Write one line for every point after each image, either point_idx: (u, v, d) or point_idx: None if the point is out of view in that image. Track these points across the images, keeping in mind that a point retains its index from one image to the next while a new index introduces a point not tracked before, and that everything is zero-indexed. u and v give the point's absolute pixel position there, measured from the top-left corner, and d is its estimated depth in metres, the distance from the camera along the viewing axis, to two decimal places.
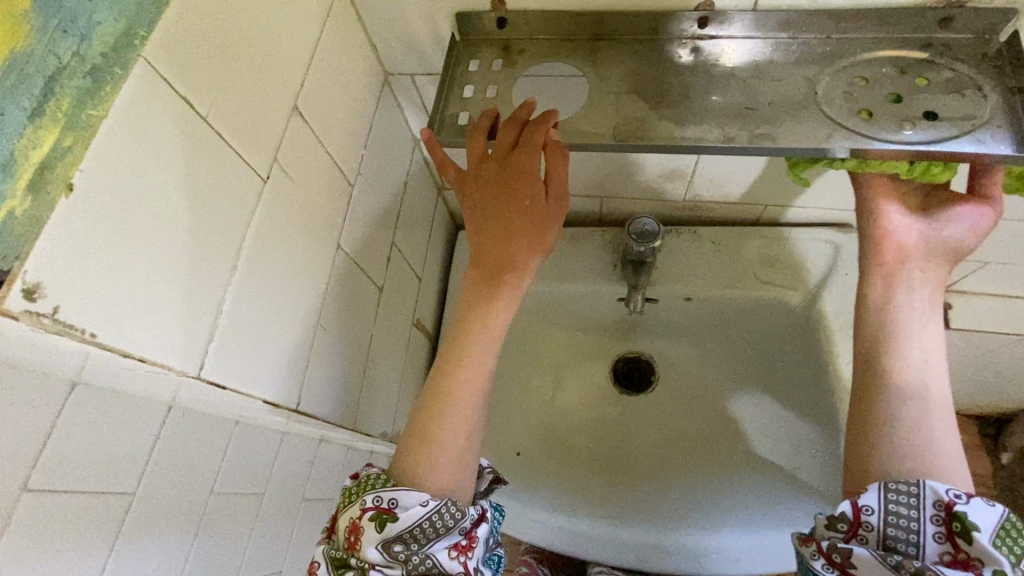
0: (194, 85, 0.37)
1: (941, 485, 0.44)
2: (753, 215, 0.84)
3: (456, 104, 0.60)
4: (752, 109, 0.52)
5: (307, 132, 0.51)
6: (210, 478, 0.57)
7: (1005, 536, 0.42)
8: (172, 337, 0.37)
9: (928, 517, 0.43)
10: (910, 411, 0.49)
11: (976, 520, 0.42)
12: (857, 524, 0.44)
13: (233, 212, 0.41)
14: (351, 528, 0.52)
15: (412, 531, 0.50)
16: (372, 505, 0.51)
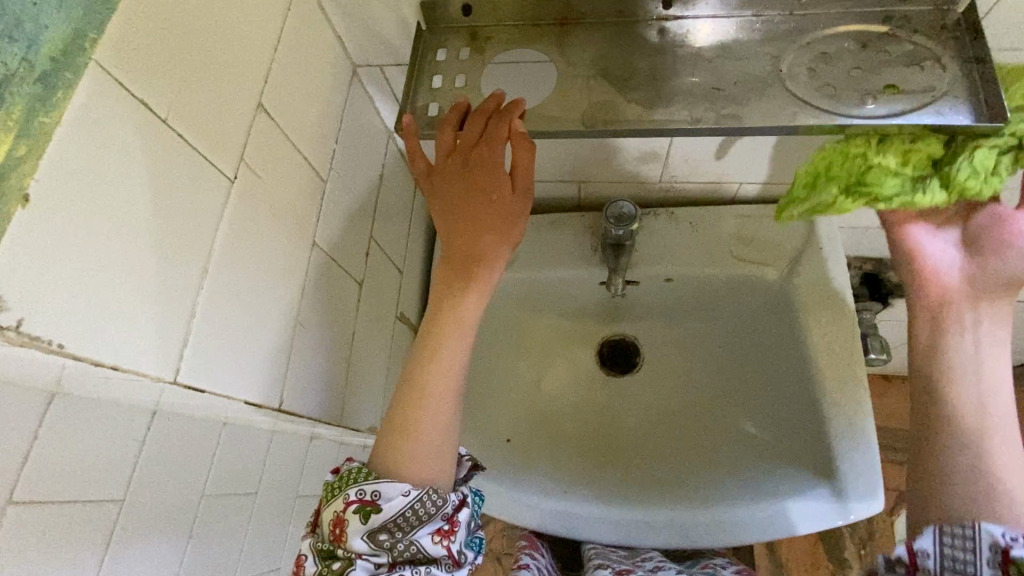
0: (151, 87, 0.36)
1: (999, 528, 0.39)
2: (729, 194, 0.85)
3: (426, 95, 0.59)
4: (719, 89, 0.53)
5: (274, 129, 0.50)
6: (201, 479, 0.53)
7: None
8: (145, 343, 0.37)
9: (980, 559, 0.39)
10: (964, 460, 0.44)
11: None
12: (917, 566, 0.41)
13: (200, 213, 0.41)
14: (336, 521, 0.52)
15: (396, 520, 0.51)
16: (356, 498, 0.52)
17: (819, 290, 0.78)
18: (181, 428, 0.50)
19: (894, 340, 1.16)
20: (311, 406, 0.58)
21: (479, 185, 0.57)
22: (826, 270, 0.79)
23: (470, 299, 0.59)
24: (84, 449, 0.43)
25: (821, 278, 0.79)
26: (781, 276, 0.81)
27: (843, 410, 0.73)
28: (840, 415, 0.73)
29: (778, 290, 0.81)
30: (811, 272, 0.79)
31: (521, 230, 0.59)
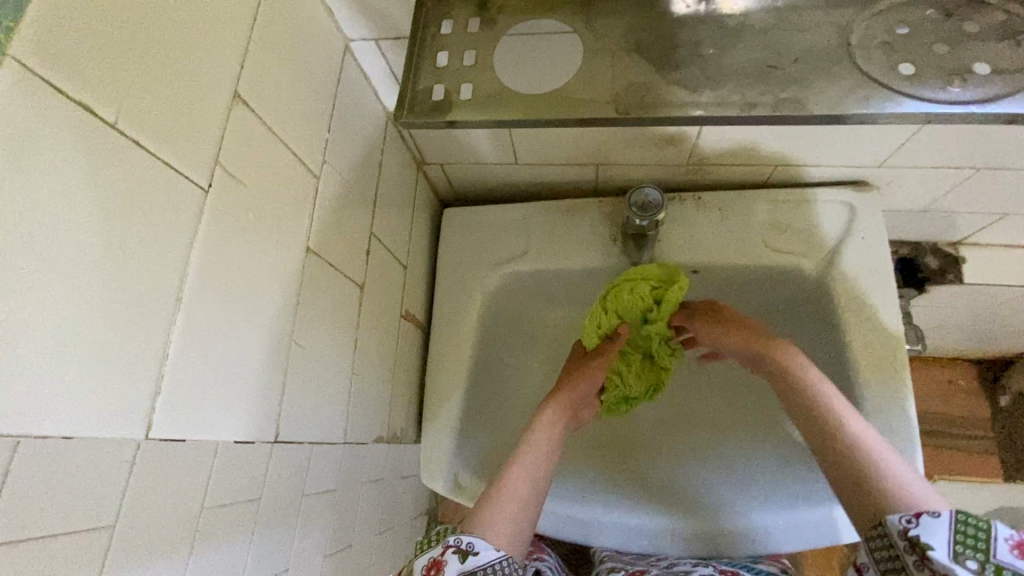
0: (90, 84, 0.29)
1: (895, 513, 0.41)
2: (762, 177, 0.77)
3: (430, 75, 0.51)
4: (775, 66, 0.45)
5: (254, 121, 0.43)
6: (199, 490, 0.38)
7: (971, 538, 0.38)
8: (106, 396, 0.31)
9: (941, 518, 0.39)
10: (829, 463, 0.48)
11: (930, 539, 0.38)
12: (909, 509, 0.40)
13: (169, 232, 0.34)
14: (431, 564, 0.50)
15: (487, 571, 0.49)
16: (454, 544, 0.51)
17: (859, 286, 0.72)
18: (181, 451, 0.36)
19: (923, 324, 1.10)
20: (311, 427, 0.53)
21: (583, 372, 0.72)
22: (870, 258, 0.73)
23: (554, 411, 0.67)
24: (46, 522, 0.29)
25: (865, 266, 0.73)
26: (817, 267, 0.74)
27: (888, 403, 0.67)
28: (885, 412, 0.67)
29: (814, 283, 0.75)
30: (853, 261, 0.73)
31: (587, 411, 0.72)
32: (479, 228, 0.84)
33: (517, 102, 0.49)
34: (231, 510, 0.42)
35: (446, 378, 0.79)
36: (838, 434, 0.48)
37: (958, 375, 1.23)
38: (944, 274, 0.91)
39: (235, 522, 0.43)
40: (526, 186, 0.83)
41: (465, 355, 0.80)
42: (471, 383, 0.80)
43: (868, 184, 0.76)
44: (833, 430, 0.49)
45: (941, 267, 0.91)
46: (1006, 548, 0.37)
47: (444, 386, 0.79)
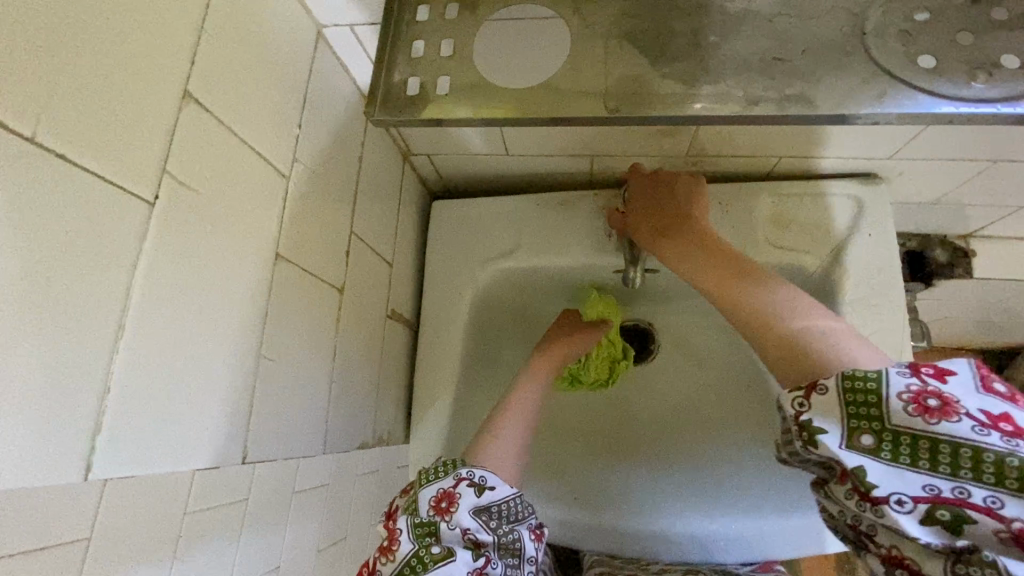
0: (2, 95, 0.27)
1: (789, 394, 0.38)
2: (765, 168, 0.73)
3: (405, 67, 0.48)
4: (781, 59, 0.42)
5: (211, 122, 0.40)
6: (177, 501, 0.37)
7: (864, 405, 0.35)
8: (44, 433, 0.29)
9: (830, 392, 0.37)
10: (755, 330, 0.45)
11: (821, 423, 0.36)
12: (800, 391, 0.38)
13: (103, 254, 0.32)
14: (442, 495, 0.52)
15: (500, 506, 0.52)
16: (467, 477, 0.53)
17: (866, 284, 0.69)
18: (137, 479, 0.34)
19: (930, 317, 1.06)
20: (290, 440, 0.50)
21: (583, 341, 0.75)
22: (878, 256, 0.69)
23: (556, 358, 0.72)
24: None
25: (871, 264, 0.69)
26: (822, 264, 0.71)
27: None
28: None
29: (817, 281, 0.72)
30: (859, 258, 0.69)
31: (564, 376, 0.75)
32: (468, 222, 0.80)
33: (499, 96, 0.45)
34: (213, 515, 0.41)
35: (436, 379, 0.77)
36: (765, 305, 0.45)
37: None
38: (953, 268, 0.87)
39: (209, 543, 0.41)
40: (517, 178, 0.80)
41: (455, 354, 0.77)
42: (461, 383, 0.78)
43: (875, 176, 0.72)
44: (763, 304, 0.45)
45: (951, 260, 0.87)
46: (901, 407, 0.34)
47: (433, 387, 0.76)
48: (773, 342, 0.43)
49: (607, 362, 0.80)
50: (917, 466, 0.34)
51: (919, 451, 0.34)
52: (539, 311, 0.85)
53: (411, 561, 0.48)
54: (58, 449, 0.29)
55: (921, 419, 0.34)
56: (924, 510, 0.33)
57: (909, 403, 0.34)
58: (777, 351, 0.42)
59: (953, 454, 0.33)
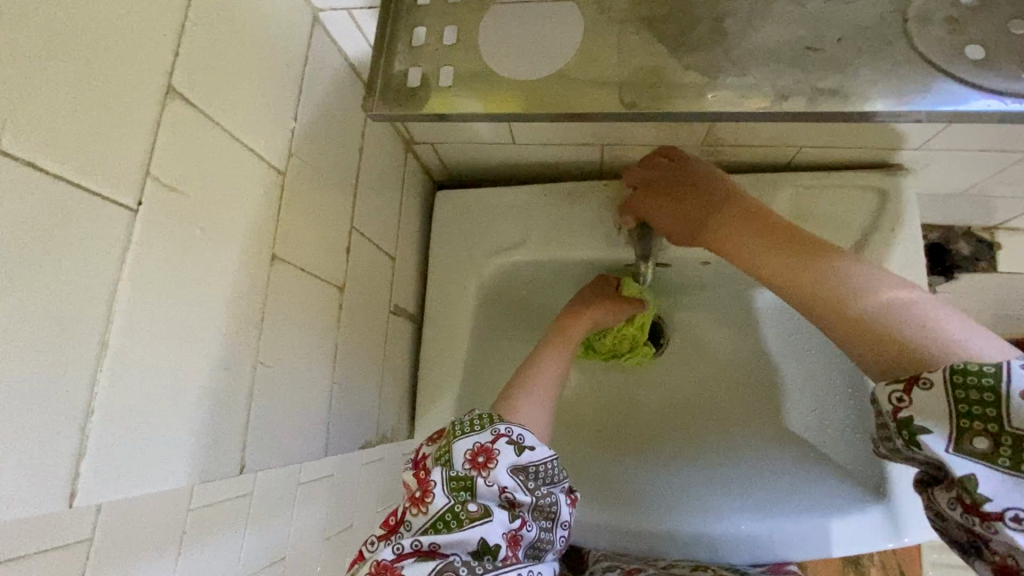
0: None
1: (885, 386, 0.35)
2: (785, 159, 0.70)
3: (406, 56, 0.45)
4: (815, 49, 0.39)
5: (200, 120, 0.37)
6: (180, 505, 0.37)
7: (978, 405, 0.32)
8: (33, 454, 0.28)
9: (935, 387, 0.33)
10: (830, 315, 0.39)
11: (925, 422, 0.33)
12: (899, 384, 0.34)
13: (80, 272, 0.30)
14: (478, 450, 0.47)
15: (539, 468, 0.48)
16: (505, 434, 0.48)
17: None
18: (131, 495, 0.33)
19: None
20: (291, 447, 0.49)
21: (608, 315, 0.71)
22: (902, 250, 0.66)
23: (577, 328, 0.68)
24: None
25: (894, 260, 0.66)
26: None
27: None
28: None
29: None
30: (880, 254, 0.66)
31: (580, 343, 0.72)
32: (473, 213, 0.77)
33: (508, 88, 0.42)
34: (218, 512, 0.40)
35: (441, 375, 0.75)
36: (837, 285, 0.40)
37: None
38: (976, 261, 0.84)
39: (212, 549, 0.40)
40: (524, 167, 0.76)
41: (460, 350, 0.75)
42: (467, 380, 0.76)
43: (900, 167, 0.68)
44: (834, 284, 0.40)
45: (974, 253, 0.84)
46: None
47: (438, 383, 0.75)
48: (857, 330, 0.38)
49: (628, 339, 0.77)
50: None
51: None
52: (546, 306, 0.82)
53: (444, 516, 0.43)
54: (44, 472, 0.28)
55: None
56: None
57: None
58: (867, 341, 0.37)
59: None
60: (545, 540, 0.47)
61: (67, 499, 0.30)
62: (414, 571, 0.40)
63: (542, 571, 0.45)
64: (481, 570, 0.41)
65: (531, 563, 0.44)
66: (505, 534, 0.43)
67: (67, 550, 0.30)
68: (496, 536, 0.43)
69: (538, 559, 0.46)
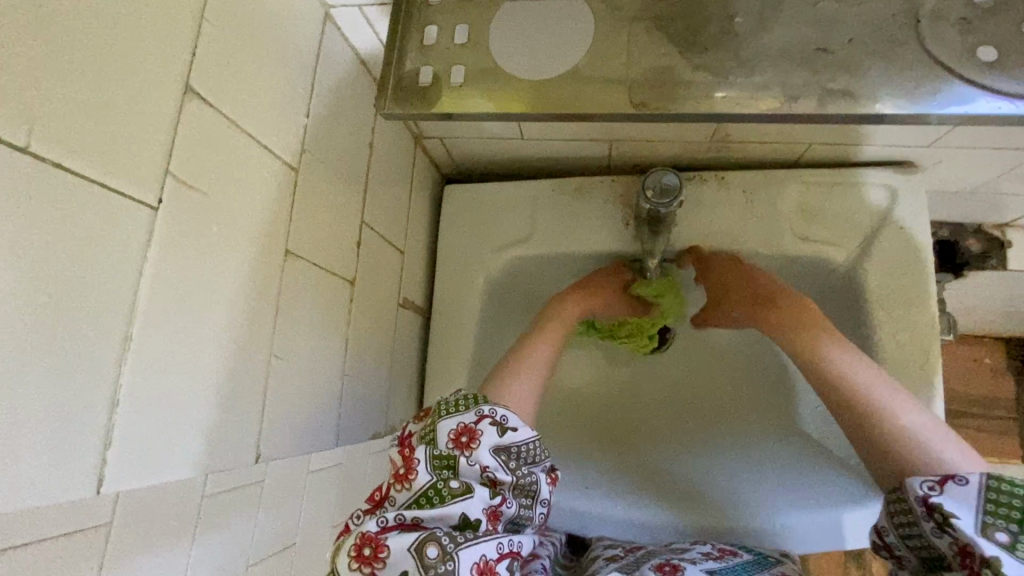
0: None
1: (916, 478, 0.40)
2: (794, 155, 0.69)
3: (417, 54, 0.45)
4: (825, 50, 0.39)
5: (216, 118, 0.38)
6: (196, 487, 0.38)
7: (1005, 505, 0.36)
8: (62, 440, 0.29)
9: (968, 485, 0.38)
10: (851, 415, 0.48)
11: (954, 507, 0.38)
12: (933, 476, 0.40)
13: (105, 265, 0.31)
14: (462, 430, 0.46)
15: (521, 448, 0.47)
16: (490, 415, 0.47)
17: (897, 278, 0.66)
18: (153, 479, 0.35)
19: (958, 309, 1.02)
20: (303, 435, 0.50)
21: (609, 298, 0.71)
22: (911, 248, 0.66)
23: (576, 310, 0.67)
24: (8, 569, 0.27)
25: (904, 258, 0.66)
26: (849, 258, 0.68)
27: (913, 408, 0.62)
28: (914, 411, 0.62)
29: (843, 274, 0.69)
30: (888, 252, 0.66)
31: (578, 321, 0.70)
32: (482, 207, 0.78)
33: (517, 87, 0.43)
34: (233, 496, 0.41)
35: (447, 369, 0.76)
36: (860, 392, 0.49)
37: (981, 351, 1.05)
38: (986, 259, 0.83)
39: (226, 530, 0.41)
40: (532, 162, 0.77)
41: (467, 343, 0.76)
42: (474, 372, 0.77)
43: (911, 165, 0.68)
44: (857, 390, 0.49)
45: (984, 251, 0.83)
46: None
47: (445, 376, 0.75)
48: (869, 430, 0.46)
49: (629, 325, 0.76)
50: None
51: None
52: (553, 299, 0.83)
53: (427, 492, 0.44)
54: (74, 458, 0.30)
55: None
56: None
57: None
58: (877, 439, 0.46)
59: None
60: (524, 516, 0.47)
61: (96, 484, 0.31)
62: (397, 545, 0.41)
63: (520, 542, 0.47)
64: (463, 542, 0.42)
65: (511, 535, 0.46)
66: (485, 510, 0.44)
67: (90, 531, 0.31)
68: (477, 511, 0.44)
69: (516, 532, 0.48)
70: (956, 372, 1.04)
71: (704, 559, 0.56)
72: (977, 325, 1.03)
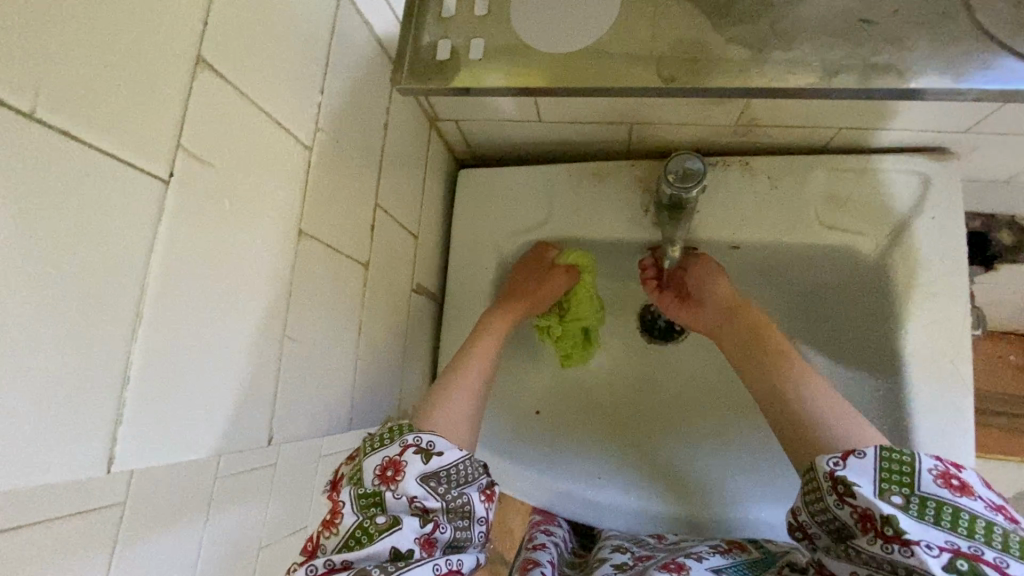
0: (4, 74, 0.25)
1: (824, 456, 0.42)
2: (822, 141, 0.67)
3: (435, 28, 0.44)
4: (868, 21, 0.37)
5: (228, 91, 0.37)
6: (207, 473, 0.37)
7: (898, 472, 0.39)
8: (71, 420, 0.29)
9: (867, 457, 0.40)
10: (772, 392, 0.51)
11: (856, 476, 0.39)
12: (837, 452, 0.41)
13: (114, 239, 0.30)
14: (387, 464, 0.45)
15: (449, 471, 0.45)
16: (415, 442, 0.46)
17: (929, 268, 0.63)
18: (164, 462, 0.34)
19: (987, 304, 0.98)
20: (316, 420, 0.49)
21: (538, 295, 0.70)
22: (945, 237, 0.63)
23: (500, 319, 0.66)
24: (18, 547, 0.27)
25: (937, 248, 0.63)
26: (877, 249, 0.65)
27: (941, 404, 0.60)
28: (940, 404, 0.60)
29: (871, 264, 0.67)
30: (921, 241, 0.64)
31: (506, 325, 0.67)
32: (496, 192, 0.76)
33: (538, 61, 0.41)
34: (244, 480, 0.41)
35: None
36: (782, 375, 0.52)
37: (1008, 348, 1.02)
38: (1020, 250, 0.80)
39: (239, 515, 0.41)
40: (547, 146, 0.75)
41: None
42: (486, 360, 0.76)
43: (946, 150, 0.65)
44: (780, 373, 0.52)
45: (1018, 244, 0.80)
46: (931, 480, 0.38)
47: None
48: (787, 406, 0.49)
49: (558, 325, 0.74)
50: (941, 526, 0.37)
51: (942, 515, 0.37)
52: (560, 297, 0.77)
53: (355, 533, 0.42)
54: (82, 438, 0.29)
55: (944, 490, 0.38)
56: (947, 558, 0.36)
57: (937, 477, 0.38)
58: (793, 415, 0.48)
59: (969, 521, 0.36)
60: (463, 538, 0.45)
61: (105, 465, 0.31)
62: None
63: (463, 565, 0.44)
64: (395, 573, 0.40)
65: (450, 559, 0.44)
66: (418, 539, 0.42)
67: (98, 513, 0.30)
68: (408, 542, 0.42)
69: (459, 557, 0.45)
70: (981, 368, 1.01)
71: (709, 554, 0.54)
72: (1005, 320, 0.99)
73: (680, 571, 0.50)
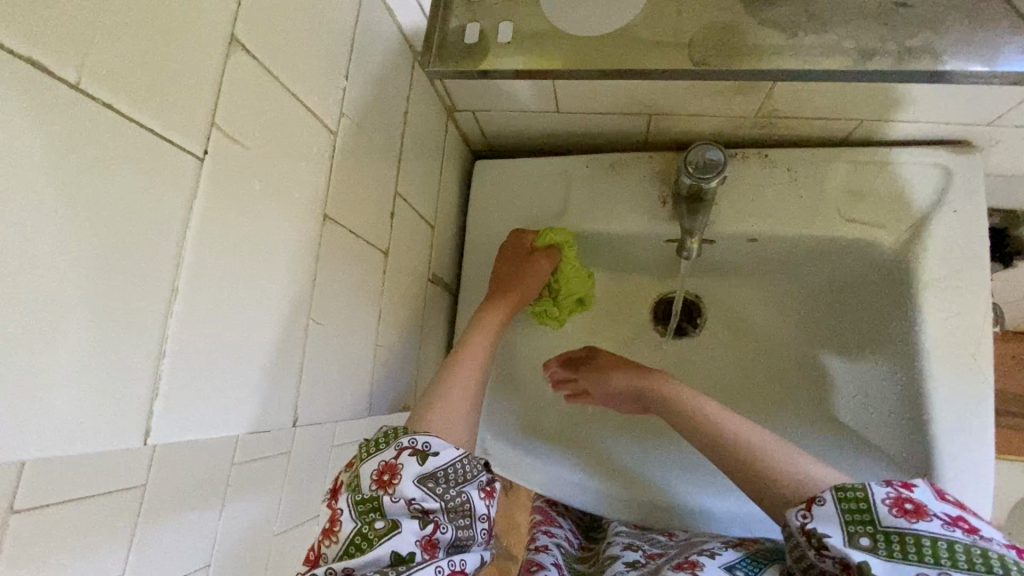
0: (63, 43, 0.25)
1: (789, 509, 0.38)
2: (842, 133, 0.66)
3: (463, 12, 0.44)
4: (905, 5, 0.38)
5: (261, 71, 0.37)
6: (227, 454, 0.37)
7: (857, 512, 0.35)
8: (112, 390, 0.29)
9: (826, 503, 0.37)
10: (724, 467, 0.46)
11: (823, 525, 0.36)
12: (798, 503, 0.38)
13: (155, 214, 0.30)
14: (384, 468, 0.44)
15: (447, 470, 0.44)
16: (409, 445, 0.45)
17: (949, 261, 0.63)
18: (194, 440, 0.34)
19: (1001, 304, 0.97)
20: (334, 406, 0.49)
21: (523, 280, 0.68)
22: (965, 229, 0.63)
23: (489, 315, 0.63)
24: (60, 515, 0.28)
25: (958, 241, 0.63)
26: (897, 242, 0.65)
27: (962, 396, 0.60)
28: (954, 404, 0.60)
29: (890, 257, 0.66)
30: (941, 233, 0.63)
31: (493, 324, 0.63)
32: (512, 184, 0.76)
33: (567, 44, 0.42)
34: (262, 463, 0.41)
35: None
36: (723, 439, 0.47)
37: None
38: None
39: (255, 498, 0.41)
40: (564, 138, 0.75)
41: None
42: None
43: (966, 142, 0.65)
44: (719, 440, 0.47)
45: None
46: (886, 511, 0.35)
47: None
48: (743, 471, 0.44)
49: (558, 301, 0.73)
50: (913, 560, 0.33)
51: (909, 548, 0.33)
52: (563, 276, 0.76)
53: (354, 539, 0.41)
54: (123, 409, 0.30)
55: (902, 520, 0.34)
56: None
57: (892, 507, 0.35)
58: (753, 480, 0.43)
59: (935, 548, 0.33)
60: (466, 538, 0.44)
61: (142, 439, 0.31)
62: None
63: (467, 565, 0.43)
64: None
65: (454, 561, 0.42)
66: (419, 541, 0.41)
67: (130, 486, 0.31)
68: (409, 545, 0.41)
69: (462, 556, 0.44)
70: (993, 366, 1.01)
71: (722, 549, 0.51)
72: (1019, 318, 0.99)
73: (695, 566, 0.49)
